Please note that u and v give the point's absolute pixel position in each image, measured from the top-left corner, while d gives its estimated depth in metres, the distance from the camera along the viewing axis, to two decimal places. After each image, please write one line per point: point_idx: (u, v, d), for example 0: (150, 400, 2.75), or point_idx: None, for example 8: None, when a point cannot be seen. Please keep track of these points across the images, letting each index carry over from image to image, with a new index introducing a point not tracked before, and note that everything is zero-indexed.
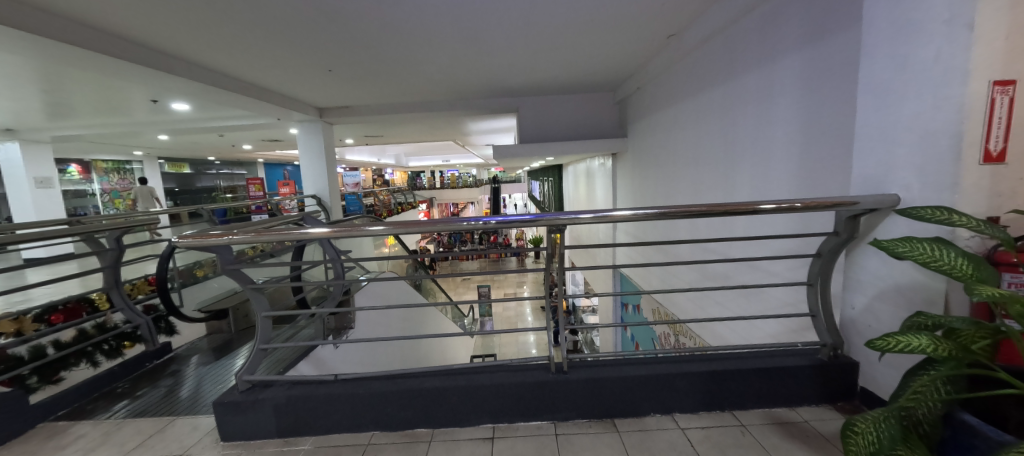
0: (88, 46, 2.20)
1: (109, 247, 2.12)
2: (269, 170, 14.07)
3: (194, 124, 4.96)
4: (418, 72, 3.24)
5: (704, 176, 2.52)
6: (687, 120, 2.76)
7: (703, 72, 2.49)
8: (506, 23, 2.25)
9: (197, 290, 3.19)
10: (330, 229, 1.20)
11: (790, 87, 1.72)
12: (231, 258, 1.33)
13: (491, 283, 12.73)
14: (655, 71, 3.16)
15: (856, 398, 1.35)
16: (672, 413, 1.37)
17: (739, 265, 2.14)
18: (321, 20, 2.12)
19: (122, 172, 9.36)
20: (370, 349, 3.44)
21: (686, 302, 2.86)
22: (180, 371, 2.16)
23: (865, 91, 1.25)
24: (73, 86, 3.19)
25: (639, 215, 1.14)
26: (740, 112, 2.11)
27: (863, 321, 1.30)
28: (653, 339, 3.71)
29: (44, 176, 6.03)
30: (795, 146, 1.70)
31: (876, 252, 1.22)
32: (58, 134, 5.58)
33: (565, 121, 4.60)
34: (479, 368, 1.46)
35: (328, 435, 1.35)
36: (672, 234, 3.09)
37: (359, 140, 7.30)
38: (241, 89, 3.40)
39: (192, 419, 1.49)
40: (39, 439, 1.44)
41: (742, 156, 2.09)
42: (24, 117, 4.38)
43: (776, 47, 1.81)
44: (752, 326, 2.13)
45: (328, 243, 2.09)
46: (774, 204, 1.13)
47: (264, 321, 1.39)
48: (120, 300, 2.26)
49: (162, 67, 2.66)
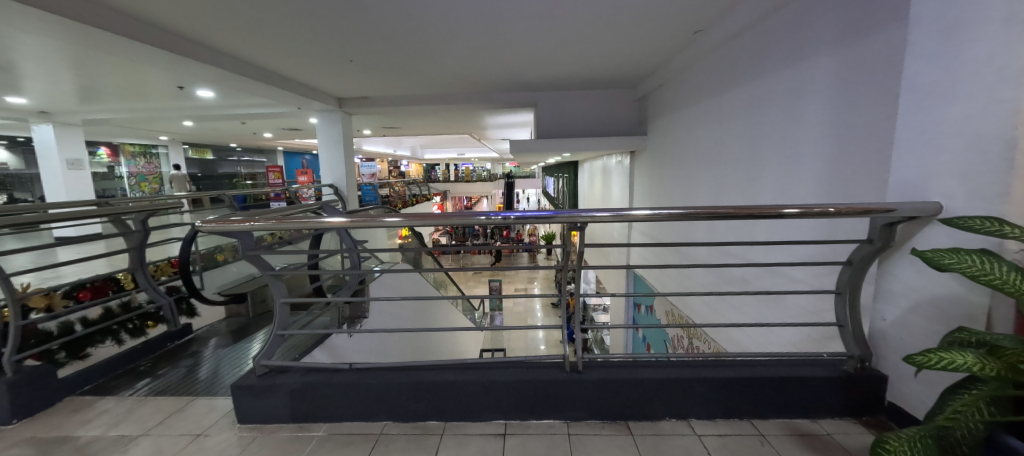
0: (123, 32, 2.27)
1: (135, 229, 2.15)
2: (288, 158, 14.44)
3: (217, 111, 5.08)
4: (438, 63, 3.22)
5: (725, 177, 2.46)
6: (708, 119, 2.70)
7: (728, 71, 2.43)
8: (528, 15, 2.21)
9: (216, 274, 3.26)
10: (348, 220, 1.21)
11: (821, 87, 1.66)
12: (252, 244, 1.35)
13: (501, 278, 12.77)
14: (678, 68, 3.09)
15: (882, 413, 1.30)
16: (688, 418, 1.34)
17: (759, 270, 2.08)
18: (347, 11, 2.13)
19: (148, 156, 9.61)
20: (381, 339, 3.49)
21: (702, 305, 2.81)
22: (199, 352, 2.21)
23: (907, 92, 1.19)
24: (104, 71, 3.29)
25: (659, 215, 1.10)
26: (766, 112, 2.04)
27: (894, 333, 1.24)
28: (665, 342, 3.67)
29: (75, 158, 6.27)
30: (824, 150, 1.64)
31: (912, 261, 1.17)
32: (87, 117, 5.77)
33: (582, 117, 4.56)
34: (490, 364, 1.45)
35: (341, 423, 1.36)
36: (690, 236, 3.02)
37: (375, 131, 7.36)
38: (265, 77, 3.45)
39: (209, 401, 1.53)
40: (65, 413, 1.50)
41: (767, 158, 2.03)
42: (58, 101, 4.55)
43: (809, 45, 1.74)
44: (770, 332, 2.07)
45: (345, 233, 2.07)
46: (803, 209, 1.08)
47: (282, 307, 1.41)
48: (144, 280, 2.26)
49: (189, 52, 2.70)
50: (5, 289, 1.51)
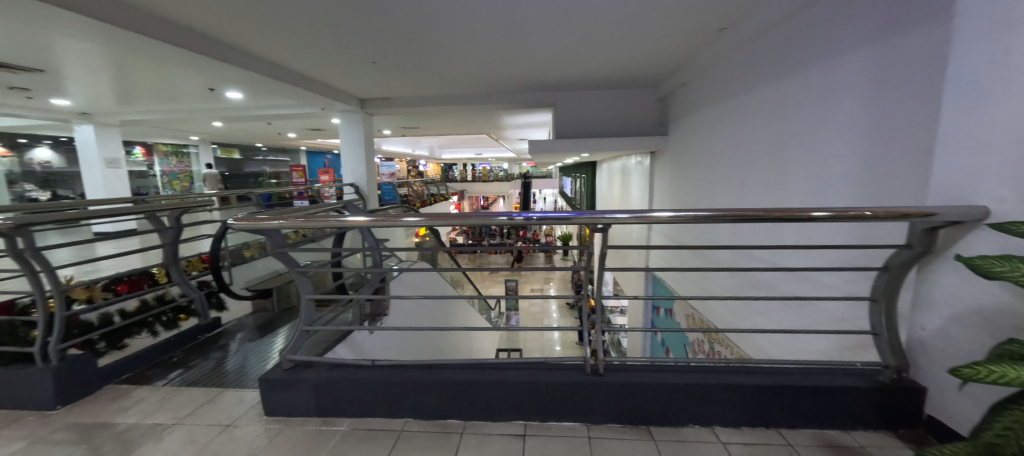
0: (161, 37, 2.38)
1: (170, 225, 2.24)
2: (310, 158, 14.83)
3: (245, 112, 5.25)
4: (459, 65, 3.25)
5: (751, 178, 2.39)
6: (733, 120, 2.64)
7: (755, 70, 2.37)
8: (550, 15, 2.21)
9: (245, 270, 3.37)
10: (370, 219, 1.23)
11: (854, 86, 1.60)
12: (280, 242, 1.39)
13: (517, 278, 12.79)
14: (703, 66, 3.03)
15: (921, 426, 1.24)
16: (712, 425, 1.31)
17: (787, 275, 2.02)
18: (374, 14, 2.17)
19: (179, 155, 10.02)
20: (400, 337, 3.54)
21: (725, 310, 2.75)
22: (227, 345, 2.29)
23: (951, 91, 1.14)
24: (142, 74, 3.44)
25: (681, 217, 1.07)
26: (795, 112, 1.98)
27: (935, 343, 1.18)
28: (685, 346, 3.61)
29: (113, 157, 6.58)
30: (857, 151, 1.58)
31: (956, 269, 1.11)
32: (125, 118, 6.06)
33: (603, 118, 4.52)
34: (510, 364, 1.45)
35: (363, 418, 1.38)
36: (713, 239, 2.96)
37: (396, 131, 7.47)
38: (291, 79, 3.55)
39: (238, 393, 1.58)
40: (104, 401, 1.57)
41: (796, 159, 1.97)
42: (99, 102, 4.79)
43: (842, 43, 1.68)
44: (797, 339, 2.01)
45: (368, 231, 2.10)
46: (833, 212, 1.04)
47: (308, 303, 1.45)
48: (177, 274, 2.35)
49: (220, 55, 2.80)
50: (51, 281, 1.60)
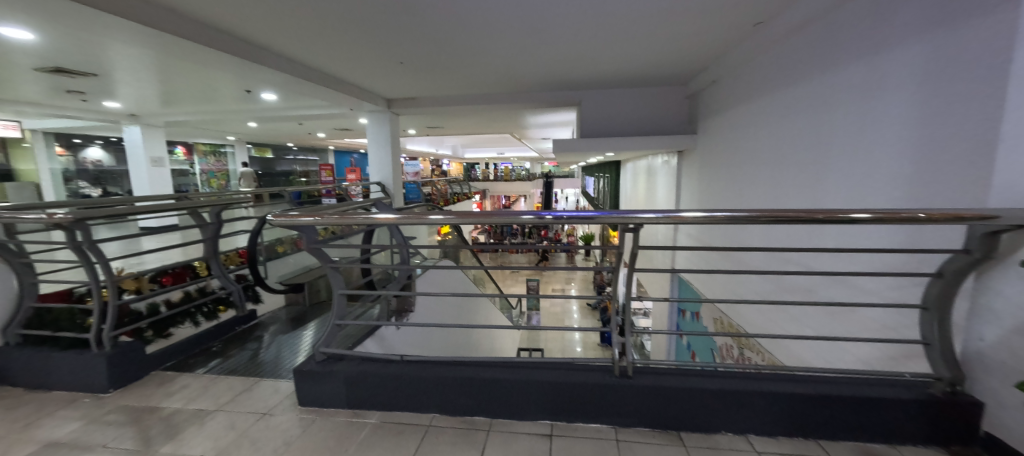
0: (204, 41, 2.50)
1: (210, 221, 2.35)
2: (337, 157, 15.27)
3: (277, 113, 5.45)
4: (485, 64, 3.27)
5: (787, 178, 2.30)
6: (768, 117, 2.54)
7: (793, 65, 2.28)
8: (580, 14, 2.19)
9: (279, 265, 3.50)
10: (396, 217, 1.25)
11: (902, 80, 1.52)
12: (315, 238, 1.43)
13: (538, 277, 12.77)
14: (737, 62, 2.94)
15: (977, 444, 1.16)
16: (746, 433, 1.27)
17: (825, 279, 1.93)
18: (407, 15, 2.21)
19: (217, 155, 10.54)
20: (424, 333, 3.60)
21: (756, 315, 2.65)
22: (262, 336, 2.38)
23: (1017, 85, 1.06)
24: (185, 77, 3.63)
25: (712, 218, 1.02)
26: (837, 109, 1.89)
27: (995, 355, 1.10)
28: (712, 350, 3.52)
29: (157, 156, 6.97)
30: (905, 150, 1.50)
31: (1021, 276, 1.03)
32: (169, 119, 6.41)
33: (630, 116, 4.45)
34: (537, 363, 1.45)
35: (392, 412, 1.41)
36: (744, 240, 2.87)
37: (421, 131, 7.61)
38: (322, 80, 3.66)
39: (273, 383, 1.64)
40: (151, 386, 1.67)
41: (836, 158, 1.88)
42: (146, 105, 5.09)
43: (890, 35, 1.59)
44: (836, 347, 1.92)
45: (395, 228, 2.14)
46: (877, 214, 0.95)
47: (340, 297, 1.49)
48: (217, 268, 2.46)
49: (257, 58, 2.92)
50: (105, 272, 1.70)
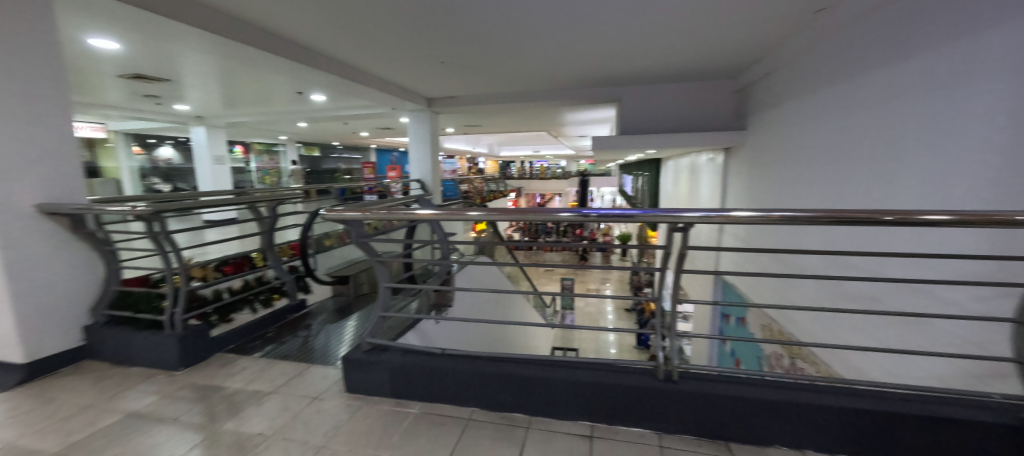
0: (263, 46, 2.67)
1: (268, 215, 2.52)
2: (380, 156, 15.88)
3: (325, 113, 5.75)
4: (525, 62, 3.27)
5: (852, 176, 2.12)
6: (830, 110, 2.36)
7: (861, 52, 2.09)
8: (629, 7, 2.14)
9: (327, 257, 3.70)
10: (433, 213, 1.27)
11: (990, 67, 1.35)
12: (363, 232, 1.49)
13: (573, 276, 12.67)
14: (796, 52, 2.75)
15: None
16: (803, 449, 1.18)
17: (896, 287, 1.76)
18: (455, 14, 2.24)
19: (270, 153, 11.29)
20: (460, 328, 3.67)
21: (810, 323, 2.48)
22: (311, 325, 2.52)
23: None
24: (244, 81, 3.91)
25: (761, 218, 0.96)
26: (911, 100, 1.72)
27: None
28: (759, 358, 3.34)
29: (219, 154, 7.55)
30: (994, 145, 1.33)
31: None
32: (230, 120, 6.95)
33: (676, 111, 4.30)
34: (576, 363, 1.42)
35: (433, 403, 1.45)
36: (800, 243, 2.69)
37: (460, 129, 7.75)
38: (367, 81, 3.81)
39: (322, 369, 1.74)
40: (215, 366, 1.81)
41: (910, 153, 1.71)
42: (211, 107, 5.54)
43: (976, 16, 1.43)
44: (906, 361, 1.75)
45: (437, 224, 2.17)
46: (956, 216, 0.82)
47: (385, 290, 1.54)
48: (273, 259, 2.60)
49: (309, 61, 3.08)
50: (176, 259, 1.86)
